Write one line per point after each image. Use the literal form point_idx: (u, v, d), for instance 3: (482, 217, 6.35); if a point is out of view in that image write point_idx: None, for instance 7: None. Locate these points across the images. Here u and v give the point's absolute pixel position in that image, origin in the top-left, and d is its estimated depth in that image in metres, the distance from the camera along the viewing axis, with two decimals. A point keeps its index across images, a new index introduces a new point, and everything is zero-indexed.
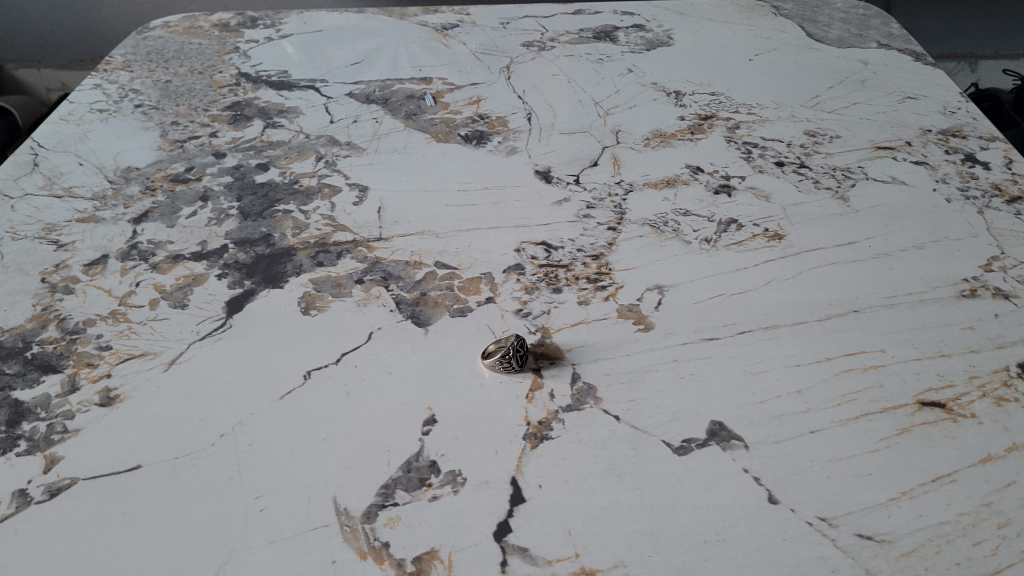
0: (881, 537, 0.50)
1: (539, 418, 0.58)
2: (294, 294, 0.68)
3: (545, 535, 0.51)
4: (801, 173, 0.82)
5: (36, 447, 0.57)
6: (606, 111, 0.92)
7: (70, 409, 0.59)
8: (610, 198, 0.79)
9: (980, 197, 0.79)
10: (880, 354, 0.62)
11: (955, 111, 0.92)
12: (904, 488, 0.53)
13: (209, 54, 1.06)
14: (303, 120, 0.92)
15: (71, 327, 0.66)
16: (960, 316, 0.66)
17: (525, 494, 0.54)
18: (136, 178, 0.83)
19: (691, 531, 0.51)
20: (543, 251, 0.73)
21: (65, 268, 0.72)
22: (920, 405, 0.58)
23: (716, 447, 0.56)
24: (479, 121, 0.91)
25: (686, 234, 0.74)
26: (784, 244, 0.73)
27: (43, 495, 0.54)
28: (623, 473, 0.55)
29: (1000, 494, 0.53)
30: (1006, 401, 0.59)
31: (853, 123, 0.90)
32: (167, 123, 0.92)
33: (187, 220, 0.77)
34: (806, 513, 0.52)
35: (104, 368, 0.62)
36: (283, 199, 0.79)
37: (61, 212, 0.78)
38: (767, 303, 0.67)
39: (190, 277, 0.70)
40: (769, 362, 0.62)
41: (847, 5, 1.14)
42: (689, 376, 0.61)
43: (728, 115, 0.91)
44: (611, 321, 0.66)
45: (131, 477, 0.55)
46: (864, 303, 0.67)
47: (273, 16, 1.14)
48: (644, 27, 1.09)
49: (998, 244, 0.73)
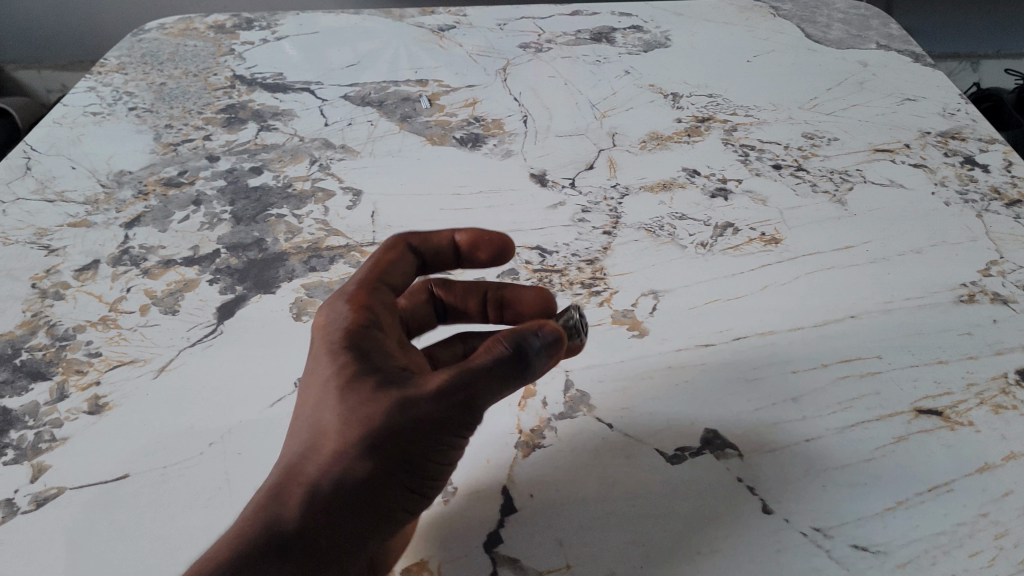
0: (877, 548, 0.50)
1: (531, 425, 0.58)
2: (285, 300, 0.68)
3: (535, 546, 0.51)
4: (798, 176, 0.81)
5: (23, 455, 0.56)
6: (603, 113, 0.91)
7: (58, 417, 0.59)
8: (605, 202, 0.78)
9: (980, 201, 0.78)
10: (877, 361, 0.61)
11: (954, 113, 0.91)
12: (900, 498, 0.52)
13: (204, 56, 1.05)
14: (298, 123, 0.91)
15: (62, 333, 0.65)
16: (958, 322, 0.65)
17: (517, 503, 0.53)
18: (128, 181, 0.82)
19: (684, 541, 0.50)
20: (538, 256, 0.72)
21: (55, 273, 0.71)
22: (916, 412, 0.58)
23: (709, 456, 0.55)
24: (475, 124, 0.90)
25: (682, 238, 0.74)
26: (781, 248, 0.72)
27: (30, 504, 0.53)
28: (615, 482, 0.54)
29: (998, 503, 0.52)
30: (1004, 408, 0.58)
31: (852, 125, 0.89)
32: (161, 125, 0.92)
33: (180, 224, 0.77)
34: (801, 523, 0.51)
35: (93, 375, 0.62)
36: (276, 203, 0.79)
37: (53, 217, 0.78)
38: (764, 309, 0.66)
39: (181, 282, 0.70)
40: (764, 369, 0.61)
41: (846, 6, 1.14)
42: (683, 383, 0.60)
43: (726, 118, 0.90)
44: (605, 327, 0.65)
45: (118, 486, 0.54)
46: (861, 309, 0.66)
47: (269, 18, 1.14)
48: (642, 28, 1.09)
49: (998, 248, 0.72)
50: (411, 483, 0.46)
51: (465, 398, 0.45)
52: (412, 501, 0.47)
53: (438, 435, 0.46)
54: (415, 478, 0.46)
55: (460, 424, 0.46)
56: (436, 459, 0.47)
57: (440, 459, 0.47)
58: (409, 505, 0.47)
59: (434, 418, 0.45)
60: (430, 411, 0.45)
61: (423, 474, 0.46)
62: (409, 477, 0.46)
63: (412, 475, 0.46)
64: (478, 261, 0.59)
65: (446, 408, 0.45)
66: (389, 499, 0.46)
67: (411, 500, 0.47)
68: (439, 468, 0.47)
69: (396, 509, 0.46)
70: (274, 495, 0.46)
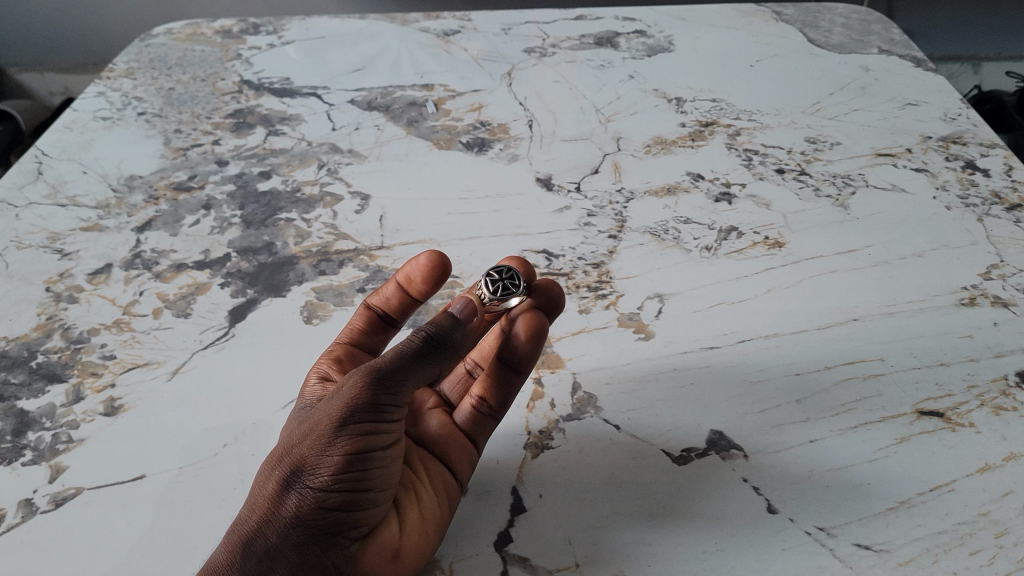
0: (879, 546, 0.51)
1: (540, 427, 0.59)
2: (296, 304, 0.69)
3: (544, 545, 0.52)
4: (801, 181, 0.82)
5: (42, 456, 0.57)
6: (608, 118, 0.92)
7: (75, 419, 0.60)
8: (611, 206, 0.79)
9: (980, 205, 0.79)
10: (880, 363, 0.62)
11: (956, 117, 0.92)
12: (902, 498, 0.53)
13: (212, 61, 1.06)
14: (305, 127, 0.92)
15: (77, 336, 0.66)
16: (960, 325, 0.66)
17: (526, 503, 0.54)
18: (139, 186, 0.83)
19: (691, 541, 0.51)
20: (545, 259, 0.73)
21: (69, 276, 0.72)
22: (918, 414, 0.59)
23: (715, 457, 0.56)
24: (481, 129, 0.91)
25: (687, 242, 0.75)
26: (784, 252, 0.73)
27: (49, 504, 0.54)
28: (623, 482, 0.55)
29: (998, 503, 0.53)
30: (1005, 410, 0.59)
31: (854, 130, 0.90)
32: (171, 130, 0.93)
33: (191, 228, 0.78)
34: (805, 522, 0.52)
35: (109, 378, 0.63)
36: (286, 207, 0.80)
37: (66, 221, 0.79)
38: (768, 311, 0.67)
39: (193, 285, 0.71)
40: (769, 371, 0.62)
41: (848, 10, 1.15)
42: (690, 385, 0.61)
43: (729, 122, 0.91)
44: (611, 330, 0.66)
45: (135, 486, 0.55)
46: (864, 312, 0.67)
47: (276, 23, 1.15)
48: (645, 33, 1.10)
49: (998, 252, 0.73)
50: (351, 476, 0.46)
51: (372, 378, 0.46)
52: (362, 492, 0.46)
53: (357, 420, 0.45)
54: (353, 470, 0.45)
55: (375, 404, 0.46)
56: (366, 446, 0.46)
57: (371, 444, 0.46)
58: (363, 497, 0.46)
59: (348, 404, 0.46)
60: (343, 399, 0.46)
61: (359, 463, 0.45)
62: (347, 471, 0.45)
63: (347, 467, 0.45)
64: (429, 294, 0.60)
65: (357, 392, 0.46)
66: (336, 499, 0.46)
67: (361, 492, 0.46)
68: (376, 455, 0.46)
69: (349, 505, 0.46)
70: (239, 530, 0.47)
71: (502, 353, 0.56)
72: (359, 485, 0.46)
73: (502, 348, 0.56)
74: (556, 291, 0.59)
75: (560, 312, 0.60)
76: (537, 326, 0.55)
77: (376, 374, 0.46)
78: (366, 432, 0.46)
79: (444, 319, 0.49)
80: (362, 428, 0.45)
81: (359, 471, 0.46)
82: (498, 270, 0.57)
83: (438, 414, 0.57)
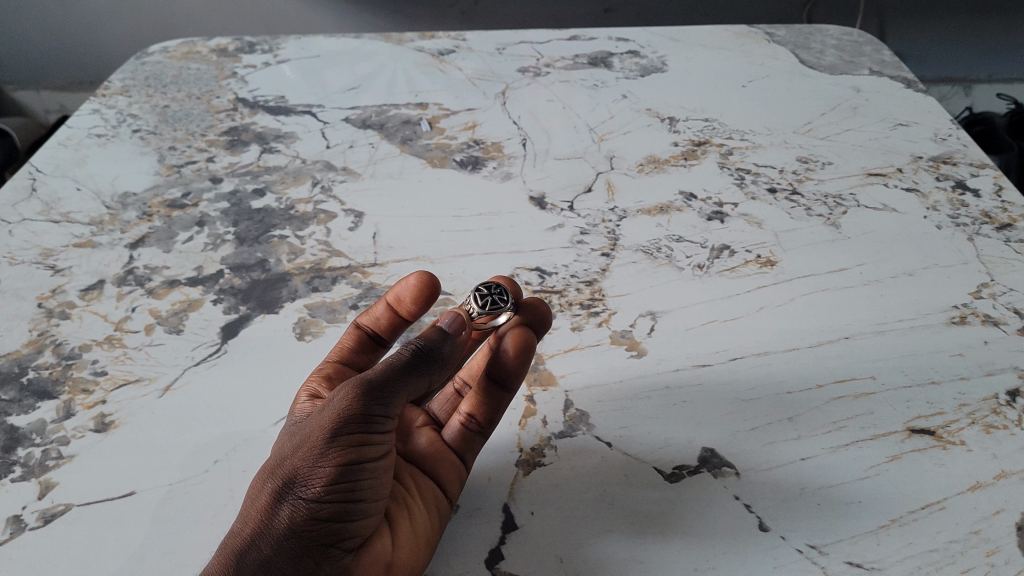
0: (871, 564, 0.50)
1: (531, 444, 0.59)
2: (288, 320, 0.69)
3: (535, 562, 0.51)
4: (793, 200, 0.83)
5: (31, 473, 0.57)
6: (601, 137, 0.93)
7: (65, 435, 0.59)
8: (604, 224, 0.80)
9: (971, 224, 0.80)
10: (870, 381, 0.63)
11: (946, 138, 0.93)
12: (893, 516, 0.53)
13: (207, 79, 1.07)
14: (300, 145, 0.93)
15: (68, 352, 0.66)
16: (950, 343, 0.66)
17: (517, 521, 0.54)
18: (133, 203, 0.84)
19: (681, 559, 0.51)
20: (538, 277, 0.73)
21: (61, 292, 0.72)
22: (909, 432, 0.59)
23: (707, 474, 0.56)
24: (475, 147, 0.92)
25: (680, 260, 0.75)
26: (776, 270, 0.74)
27: (37, 521, 0.54)
28: (615, 499, 0.55)
29: (990, 521, 0.53)
30: (996, 428, 0.59)
31: (845, 149, 0.91)
32: (165, 147, 0.93)
33: (185, 245, 0.78)
34: (797, 540, 0.52)
35: (99, 395, 0.62)
36: (279, 224, 0.80)
37: (59, 237, 0.79)
38: (760, 329, 0.68)
39: (185, 302, 0.71)
40: (760, 389, 0.62)
41: (839, 33, 1.16)
42: (682, 403, 0.61)
43: (722, 141, 0.92)
44: (604, 348, 0.66)
45: (123, 504, 0.55)
46: (854, 330, 0.67)
47: (271, 42, 1.16)
48: (639, 53, 1.11)
49: (988, 271, 0.74)
50: (344, 487, 0.45)
51: (364, 389, 0.46)
52: (355, 503, 0.46)
53: (349, 430, 0.45)
54: (346, 481, 0.45)
55: (367, 414, 0.46)
56: (358, 456, 0.45)
57: (363, 456, 0.46)
58: (355, 508, 0.46)
59: (340, 415, 0.46)
60: (335, 411, 0.46)
61: (352, 473, 0.45)
62: (339, 482, 0.45)
63: (340, 478, 0.45)
64: (418, 313, 0.61)
65: (349, 402, 0.46)
66: (328, 510, 0.45)
67: (354, 503, 0.46)
68: (369, 465, 0.46)
69: (342, 516, 0.46)
70: (232, 542, 0.47)
71: (490, 370, 0.56)
72: (352, 496, 0.46)
73: (489, 364, 0.56)
74: (543, 307, 0.59)
75: (548, 329, 0.60)
76: (526, 341, 0.55)
77: (366, 386, 0.46)
78: (358, 442, 0.45)
79: (433, 333, 0.49)
80: (354, 439, 0.45)
81: (352, 481, 0.45)
82: (487, 286, 0.58)
83: (428, 432, 0.57)
